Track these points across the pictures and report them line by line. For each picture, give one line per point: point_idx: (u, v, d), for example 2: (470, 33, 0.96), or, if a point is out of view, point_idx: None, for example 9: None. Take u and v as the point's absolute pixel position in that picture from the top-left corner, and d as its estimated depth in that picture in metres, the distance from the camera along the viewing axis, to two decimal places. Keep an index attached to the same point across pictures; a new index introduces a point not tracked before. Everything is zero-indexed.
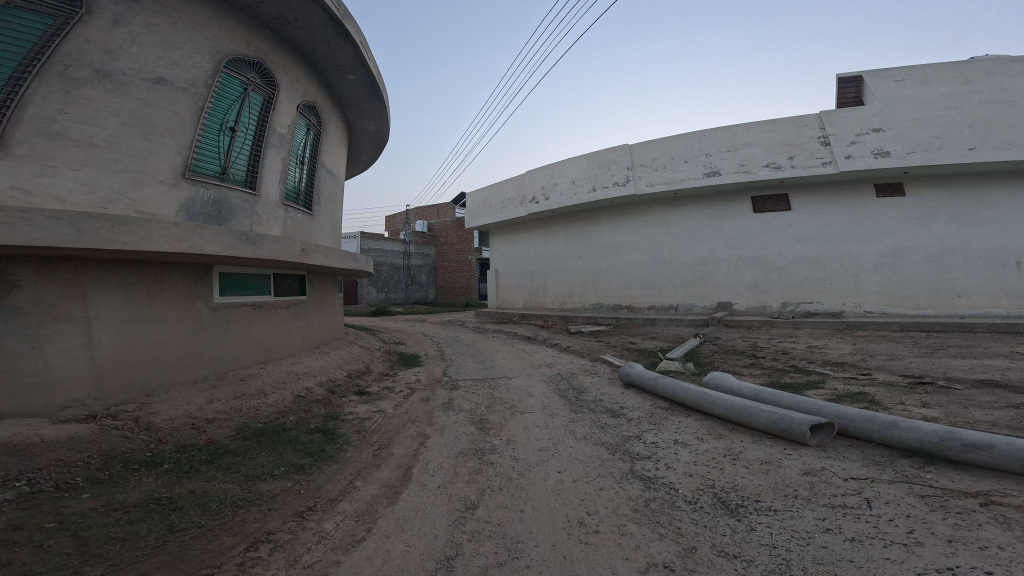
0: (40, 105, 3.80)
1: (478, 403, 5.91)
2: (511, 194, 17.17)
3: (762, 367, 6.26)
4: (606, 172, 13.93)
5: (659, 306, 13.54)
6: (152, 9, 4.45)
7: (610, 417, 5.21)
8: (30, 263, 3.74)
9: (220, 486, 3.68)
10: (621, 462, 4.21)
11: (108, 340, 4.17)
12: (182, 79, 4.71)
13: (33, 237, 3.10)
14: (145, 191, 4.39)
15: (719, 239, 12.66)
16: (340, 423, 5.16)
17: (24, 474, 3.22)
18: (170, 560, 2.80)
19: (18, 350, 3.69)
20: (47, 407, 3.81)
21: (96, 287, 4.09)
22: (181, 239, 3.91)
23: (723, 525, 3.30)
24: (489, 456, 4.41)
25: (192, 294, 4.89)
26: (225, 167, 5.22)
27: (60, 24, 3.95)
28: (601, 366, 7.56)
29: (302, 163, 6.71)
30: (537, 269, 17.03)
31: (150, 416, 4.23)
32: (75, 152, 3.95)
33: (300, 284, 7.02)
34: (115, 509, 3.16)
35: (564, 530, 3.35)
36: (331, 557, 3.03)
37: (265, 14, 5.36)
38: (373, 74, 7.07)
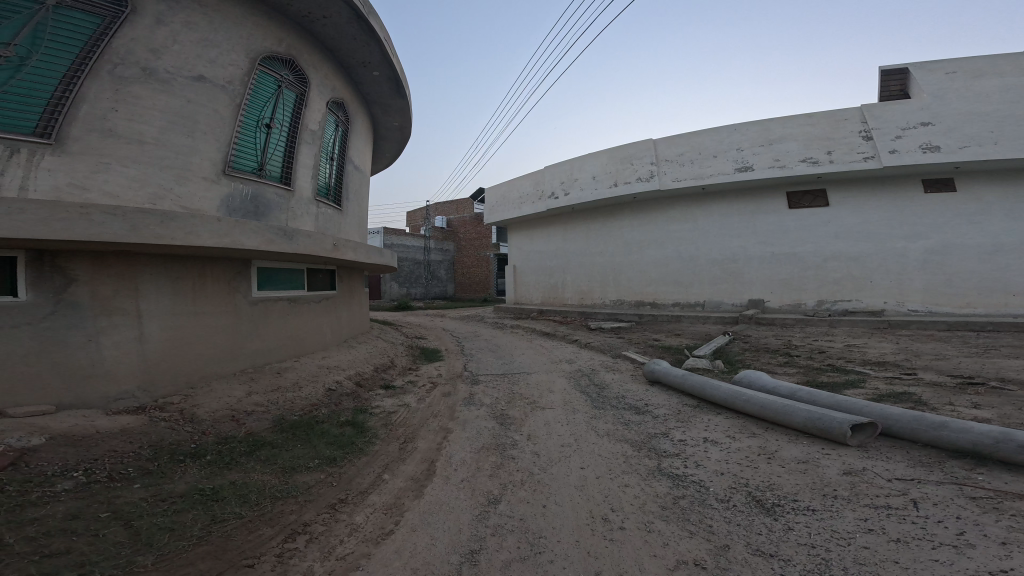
0: (94, 103, 4.12)
1: (499, 399, 5.90)
2: (530, 189, 17.02)
3: (797, 366, 6.00)
4: (627, 167, 13.64)
5: (684, 303, 13.24)
6: (192, 9, 4.73)
7: (634, 413, 5.09)
8: (87, 259, 4.00)
9: (258, 477, 3.83)
10: (647, 459, 4.11)
11: (157, 334, 4.42)
12: (220, 78, 5.01)
13: (92, 233, 3.35)
14: (188, 186, 4.68)
15: (751, 236, 12.30)
16: (368, 416, 5.27)
17: (81, 465, 3.46)
18: (213, 550, 2.92)
19: (77, 342, 3.95)
20: (101, 399, 4.07)
21: (147, 284, 4.36)
22: (225, 235, 4.13)
23: (758, 525, 3.18)
24: (510, 451, 4.40)
25: (232, 289, 5.13)
26: (262, 164, 5.50)
27: (108, 24, 4.25)
28: (624, 363, 7.43)
29: (331, 159, 6.98)
30: (555, 265, 16.90)
31: (193, 408, 4.45)
32: (125, 149, 4.27)
33: (330, 279, 7.25)
34: (163, 500, 3.33)
35: (589, 527, 3.30)
36: (362, 549, 3.10)
37: (295, 12, 5.63)
38: (398, 71, 7.31)
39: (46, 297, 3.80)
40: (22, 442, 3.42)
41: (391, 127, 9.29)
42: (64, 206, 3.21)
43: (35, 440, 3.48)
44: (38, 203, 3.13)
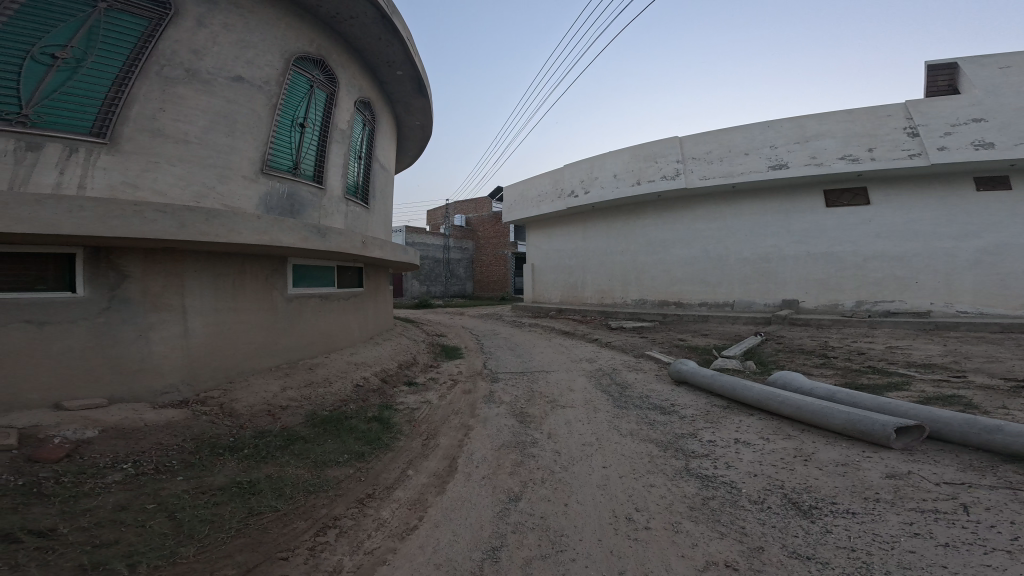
0: (144, 104, 4.27)
1: (519, 396, 5.87)
2: (548, 188, 16.85)
3: (834, 367, 5.74)
4: (652, 165, 13.41)
5: (712, 303, 12.91)
6: (230, 11, 4.84)
7: (659, 413, 4.93)
8: (137, 257, 4.22)
9: (291, 471, 3.94)
10: (675, 459, 3.99)
11: (200, 330, 4.65)
12: (258, 78, 5.11)
13: (141, 230, 3.53)
14: (230, 185, 4.80)
15: (785, 234, 11.92)
16: (393, 412, 5.35)
17: (130, 457, 3.67)
18: (250, 542, 3.04)
19: (129, 337, 4.19)
20: (148, 393, 4.31)
21: (192, 281, 4.59)
22: (264, 232, 4.30)
23: (795, 527, 3.04)
24: (531, 450, 4.35)
25: (268, 286, 5.35)
26: (297, 163, 5.63)
27: (155, 25, 4.42)
28: (648, 362, 7.30)
29: (359, 158, 7.13)
30: (574, 264, 16.70)
31: (231, 402, 4.63)
32: (172, 148, 4.40)
33: (358, 276, 7.43)
34: (204, 492, 3.48)
35: (612, 526, 3.24)
36: (388, 544, 3.16)
37: (325, 13, 5.71)
38: (421, 72, 7.41)
39: (101, 293, 4.05)
40: (77, 434, 3.65)
41: (414, 126, 9.46)
42: (120, 204, 3.41)
43: (88, 432, 3.71)
44: (93, 202, 3.32)
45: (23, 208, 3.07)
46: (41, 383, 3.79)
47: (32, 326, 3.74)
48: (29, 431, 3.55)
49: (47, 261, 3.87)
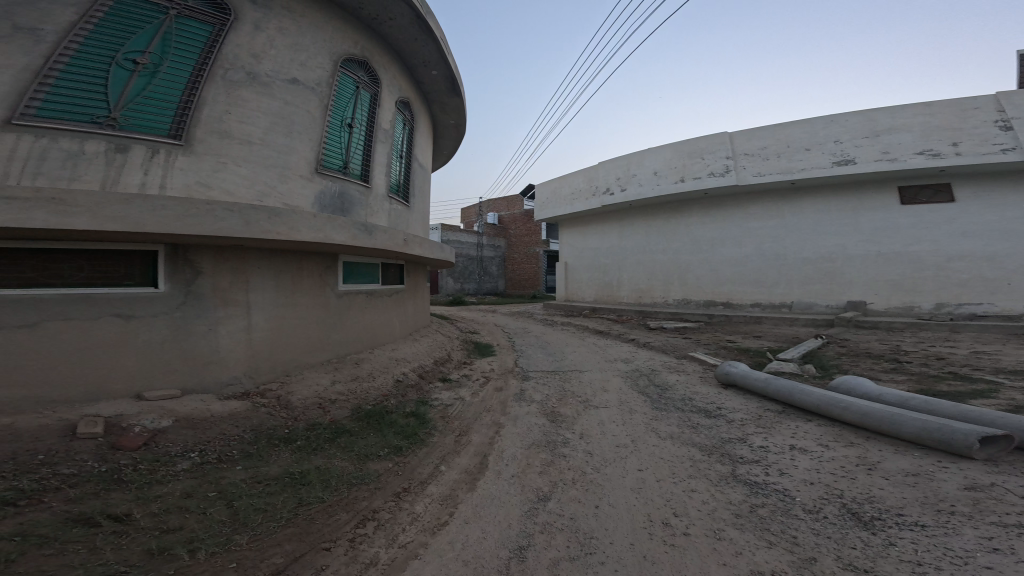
0: (213, 106, 4.40)
1: (551, 396, 5.74)
2: (583, 185, 16.57)
3: (907, 372, 5.20)
4: (697, 162, 13.01)
5: (767, 304, 12.25)
6: (284, 15, 4.97)
7: (705, 417, 4.61)
8: (208, 253, 4.58)
9: (337, 463, 4.09)
10: (720, 464, 3.73)
11: (261, 324, 5.00)
12: (311, 79, 5.24)
13: (210, 228, 3.83)
14: (290, 185, 4.96)
15: (852, 233, 11.13)
16: (429, 408, 5.45)
17: (197, 446, 3.99)
18: (298, 532, 3.19)
19: (201, 330, 4.55)
20: (215, 384, 4.65)
21: (256, 278, 4.95)
22: (319, 230, 4.60)
23: (853, 538, 2.73)
24: (562, 450, 4.22)
25: (323, 283, 5.77)
26: (346, 164, 5.79)
27: (219, 29, 4.55)
28: (691, 364, 6.92)
29: (400, 157, 7.33)
30: (610, 263, 16.24)
31: (287, 395, 4.92)
32: (239, 150, 4.53)
33: (399, 274, 7.81)
34: (259, 481, 3.72)
35: (645, 530, 3.10)
36: (420, 539, 3.20)
37: (366, 14, 5.79)
38: (455, 71, 7.47)
39: (178, 289, 4.42)
40: (154, 424, 4.01)
41: (449, 126, 9.61)
42: (194, 203, 3.72)
43: (164, 422, 4.07)
44: (173, 201, 3.66)
45: (112, 207, 3.44)
46: (125, 373, 4.16)
47: (119, 319, 4.11)
48: (115, 419, 3.93)
49: (131, 258, 4.25)
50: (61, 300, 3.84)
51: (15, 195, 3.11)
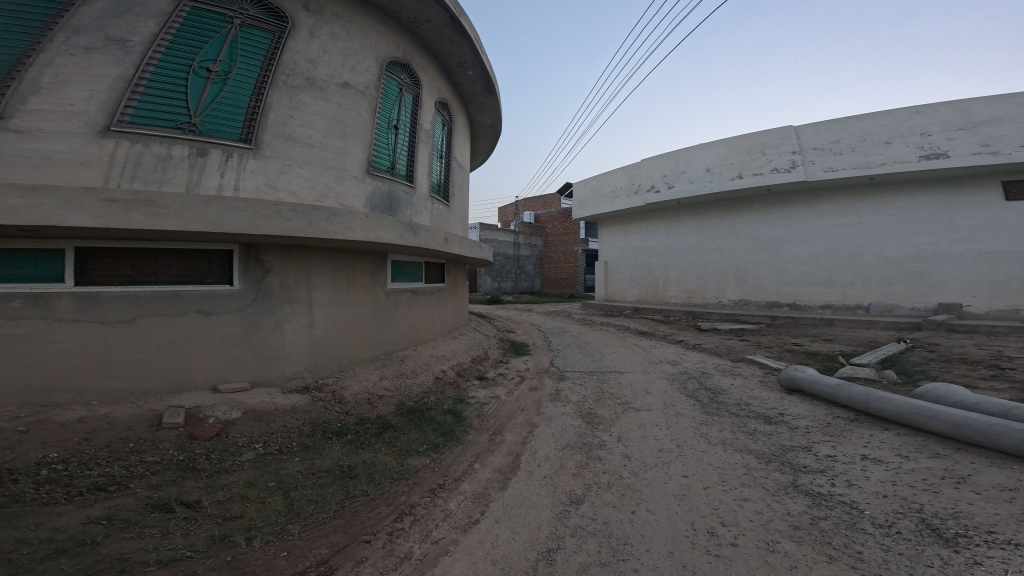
0: (277, 111, 4.56)
1: (588, 396, 5.56)
2: (624, 182, 16.18)
3: (1010, 380, 4.61)
4: (754, 158, 12.43)
5: (839, 306, 11.64)
6: (333, 21, 5.03)
7: (763, 423, 4.20)
8: (276, 251, 4.98)
9: (381, 458, 4.16)
10: (779, 473, 3.33)
11: (321, 320, 5.35)
12: (360, 83, 5.30)
13: (274, 228, 4.18)
14: (346, 186, 5.09)
15: (947, 232, 10.34)
16: (465, 405, 5.52)
17: (261, 437, 4.27)
18: (343, 523, 3.29)
19: (270, 326, 4.92)
20: (280, 378, 4.99)
21: (318, 277, 5.31)
22: (371, 229, 4.90)
23: (930, 555, 2.31)
24: (598, 452, 4.02)
25: (374, 281, 6.09)
26: (393, 165, 5.86)
27: (279, 38, 4.67)
28: (748, 367, 6.45)
29: (440, 157, 7.45)
30: (655, 263, 15.80)
31: (341, 390, 5.18)
32: (299, 152, 4.66)
33: (440, 272, 8.10)
34: (313, 473, 3.89)
35: (688, 539, 2.82)
36: (452, 536, 3.18)
37: (405, 17, 5.77)
38: (491, 71, 7.41)
39: (251, 287, 4.82)
40: (225, 416, 4.36)
41: (486, 126, 9.59)
42: (264, 204, 4.12)
43: (233, 414, 4.41)
44: (244, 202, 4.05)
45: (195, 208, 3.85)
46: (205, 367, 4.59)
47: (201, 316, 4.55)
48: (193, 410, 4.33)
49: (212, 257, 4.71)
50: (152, 296, 4.33)
51: (116, 198, 3.59)
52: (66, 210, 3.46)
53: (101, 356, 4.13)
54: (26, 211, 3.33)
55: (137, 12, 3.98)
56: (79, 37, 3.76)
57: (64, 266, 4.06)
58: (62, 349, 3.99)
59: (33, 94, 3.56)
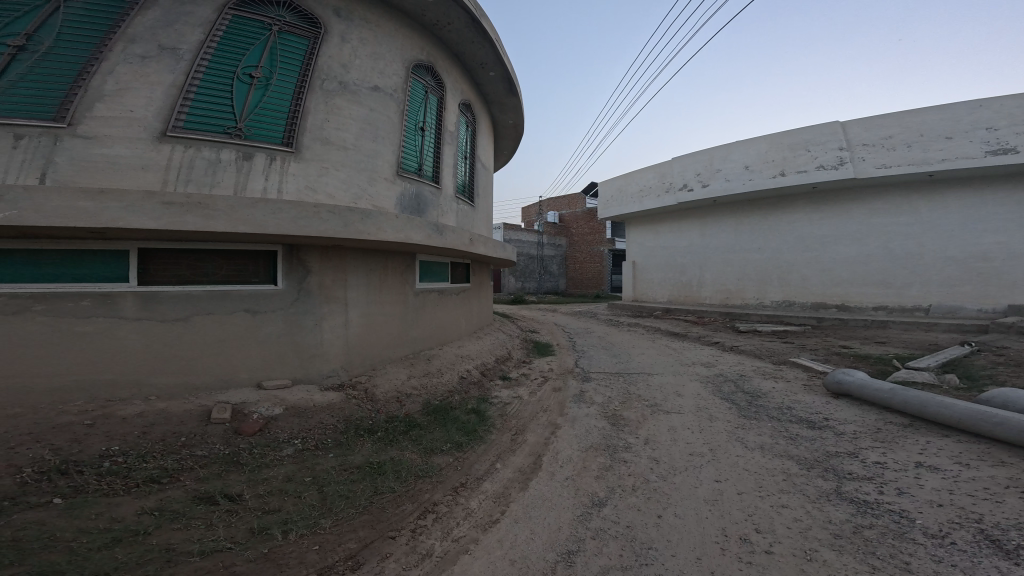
0: (314, 115, 4.79)
1: (613, 398, 5.43)
2: (653, 181, 15.83)
3: None
4: (797, 154, 12.01)
5: (895, 308, 11.20)
6: (363, 26, 5.25)
7: (806, 427, 3.94)
8: (316, 252, 5.19)
9: (407, 456, 4.18)
10: (821, 480, 3.08)
11: (356, 320, 5.54)
12: (390, 86, 5.52)
13: (313, 228, 4.37)
14: (377, 187, 5.30)
15: (1016, 228, 9.94)
16: (489, 405, 5.55)
17: (300, 433, 4.42)
18: (370, 519, 3.33)
19: (310, 325, 5.13)
20: (318, 375, 5.18)
21: (354, 277, 5.51)
22: (402, 229, 5.08)
23: (988, 569, 2.08)
24: (622, 454, 3.87)
25: (404, 281, 6.29)
26: (421, 166, 6.05)
27: (314, 43, 4.89)
28: (792, 370, 6.21)
29: (465, 158, 7.63)
30: (687, 262, 15.43)
31: (373, 388, 5.35)
32: (335, 154, 4.89)
33: (464, 273, 8.27)
34: (345, 469, 3.96)
35: (717, 545, 2.64)
36: (472, 534, 3.13)
37: (429, 21, 5.96)
38: (512, 71, 7.51)
39: (293, 287, 5.05)
40: (269, 412, 4.55)
41: (509, 126, 9.71)
42: (305, 207, 4.32)
43: (276, 410, 4.60)
44: (288, 205, 4.26)
45: (242, 210, 4.09)
46: (250, 365, 4.83)
47: (249, 315, 4.80)
48: (240, 406, 4.55)
49: (257, 258, 4.96)
50: (205, 296, 4.61)
51: (171, 201, 3.85)
52: (129, 212, 3.72)
53: (159, 353, 4.43)
54: (95, 214, 3.64)
55: (185, 22, 4.27)
56: (135, 46, 4.06)
57: (127, 268, 4.38)
58: (126, 347, 4.31)
59: (99, 101, 3.86)
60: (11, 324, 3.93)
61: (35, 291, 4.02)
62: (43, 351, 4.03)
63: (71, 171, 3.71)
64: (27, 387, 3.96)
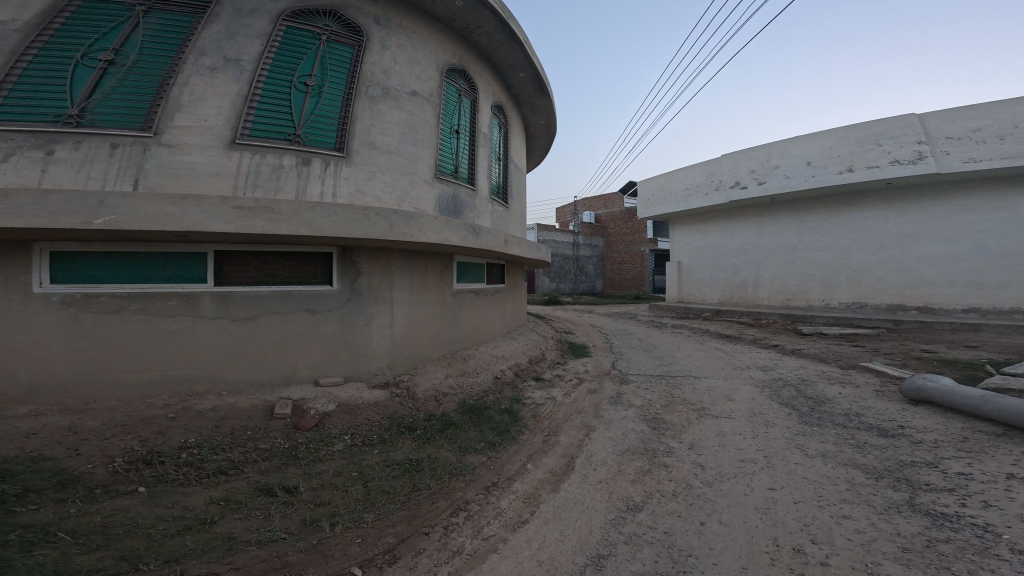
0: (361, 120, 5.15)
1: (656, 401, 5.19)
2: (700, 179, 15.24)
3: None
4: (867, 148, 11.21)
5: (989, 311, 10.25)
6: (399, 33, 5.58)
7: (878, 436, 3.69)
8: (366, 253, 5.41)
9: (443, 454, 4.17)
10: (891, 490, 2.80)
11: (400, 320, 5.73)
12: (426, 90, 5.82)
13: (364, 231, 4.61)
14: (418, 190, 5.59)
15: None
16: (522, 406, 5.48)
17: (350, 430, 4.56)
18: (408, 515, 3.33)
19: (360, 324, 5.35)
20: (367, 373, 5.37)
21: (399, 278, 5.71)
22: (443, 230, 5.31)
23: None
24: (663, 458, 3.65)
25: (442, 281, 6.48)
26: (456, 168, 6.34)
27: (360, 49, 5.27)
28: (863, 375, 5.87)
29: (499, 160, 7.86)
30: (741, 263, 14.61)
31: (414, 387, 5.50)
32: (378, 157, 5.21)
33: (499, 274, 8.42)
34: (388, 465, 4.00)
35: (767, 555, 2.37)
36: (501, 534, 3.03)
37: (460, 25, 6.22)
38: (542, 72, 7.70)
39: (346, 288, 5.28)
40: (324, 408, 4.74)
41: (539, 126, 9.86)
42: (355, 210, 4.58)
43: (330, 406, 4.78)
44: (340, 208, 4.52)
45: (302, 214, 4.37)
46: (308, 362, 5.08)
47: (308, 314, 5.08)
48: (299, 402, 4.78)
49: (317, 260, 5.25)
50: (271, 296, 4.93)
51: (242, 205, 4.19)
52: (206, 216, 4.08)
53: (230, 351, 4.76)
54: (178, 219, 4.00)
55: (245, 34, 4.71)
56: (204, 58, 4.52)
57: (206, 269, 4.75)
58: (203, 342, 4.66)
59: (178, 111, 4.32)
60: (112, 322, 4.41)
61: (132, 291, 4.48)
62: (132, 346, 4.45)
63: (158, 177, 4.16)
64: (122, 380, 4.42)
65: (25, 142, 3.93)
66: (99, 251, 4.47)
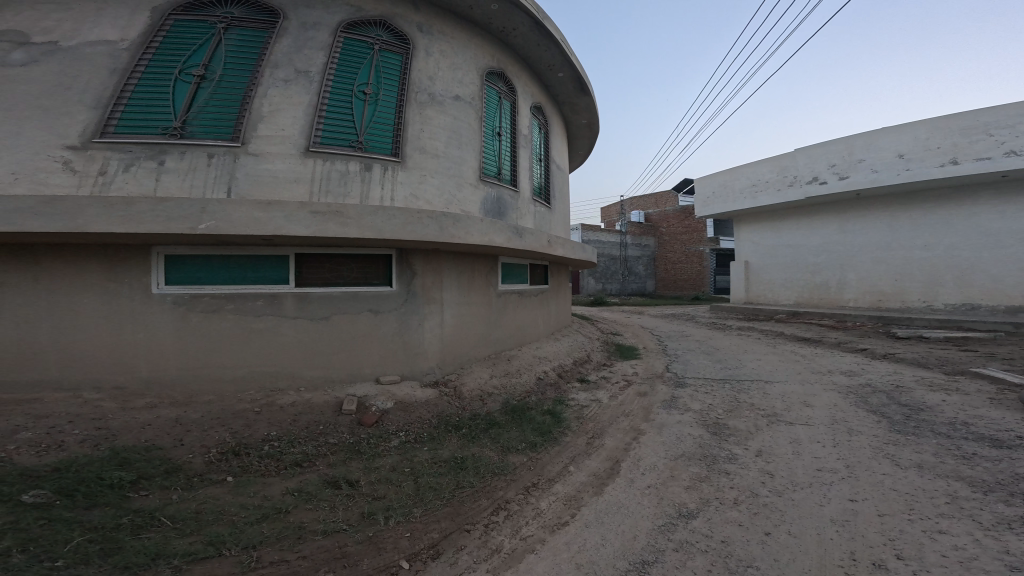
0: (413, 126, 5.53)
1: (713, 405, 4.77)
2: (768, 175, 14.14)
3: None
4: (976, 138, 10.07)
5: None
6: (440, 39, 5.93)
7: (990, 447, 3.23)
8: (419, 254, 5.63)
9: (486, 453, 4.11)
10: (1002, 505, 2.45)
11: (449, 319, 5.89)
12: (468, 93, 6.11)
13: (417, 232, 4.89)
14: (464, 193, 5.91)
15: None
16: (564, 408, 5.28)
17: (405, 428, 4.65)
18: (451, 512, 3.26)
19: (414, 325, 5.54)
20: (420, 372, 5.53)
21: (449, 279, 5.89)
22: (491, 231, 5.53)
23: None
24: (723, 465, 3.32)
25: (488, 281, 6.59)
26: (500, 170, 6.57)
27: (407, 56, 5.65)
28: (973, 382, 5.17)
29: (540, 160, 8.03)
30: (823, 262, 13.24)
31: (460, 386, 5.59)
32: (428, 161, 5.58)
33: (544, 274, 8.42)
34: (436, 463, 4.00)
35: (841, 569, 2.08)
36: (539, 534, 2.88)
37: (498, 28, 6.45)
38: (581, 70, 7.79)
39: (403, 291, 5.50)
40: (383, 405, 4.89)
41: (582, 126, 9.91)
42: (410, 211, 4.89)
43: (389, 403, 4.91)
44: (397, 210, 4.81)
45: (367, 216, 4.67)
46: (369, 361, 5.30)
47: (372, 315, 5.33)
48: (363, 399, 4.98)
49: (378, 263, 5.51)
50: (341, 296, 5.24)
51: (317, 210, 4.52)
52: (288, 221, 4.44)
53: (305, 350, 5.08)
54: (263, 223, 4.39)
55: (311, 47, 5.19)
56: (278, 71, 5.04)
57: (287, 272, 5.13)
58: (287, 339, 5.02)
59: (260, 122, 4.84)
60: (212, 322, 4.86)
61: (229, 292, 4.93)
62: (224, 343, 4.87)
63: (246, 185, 4.69)
64: (219, 377, 4.86)
65: (141, 154, 4.58)
66: (202, 254, 4.96)
